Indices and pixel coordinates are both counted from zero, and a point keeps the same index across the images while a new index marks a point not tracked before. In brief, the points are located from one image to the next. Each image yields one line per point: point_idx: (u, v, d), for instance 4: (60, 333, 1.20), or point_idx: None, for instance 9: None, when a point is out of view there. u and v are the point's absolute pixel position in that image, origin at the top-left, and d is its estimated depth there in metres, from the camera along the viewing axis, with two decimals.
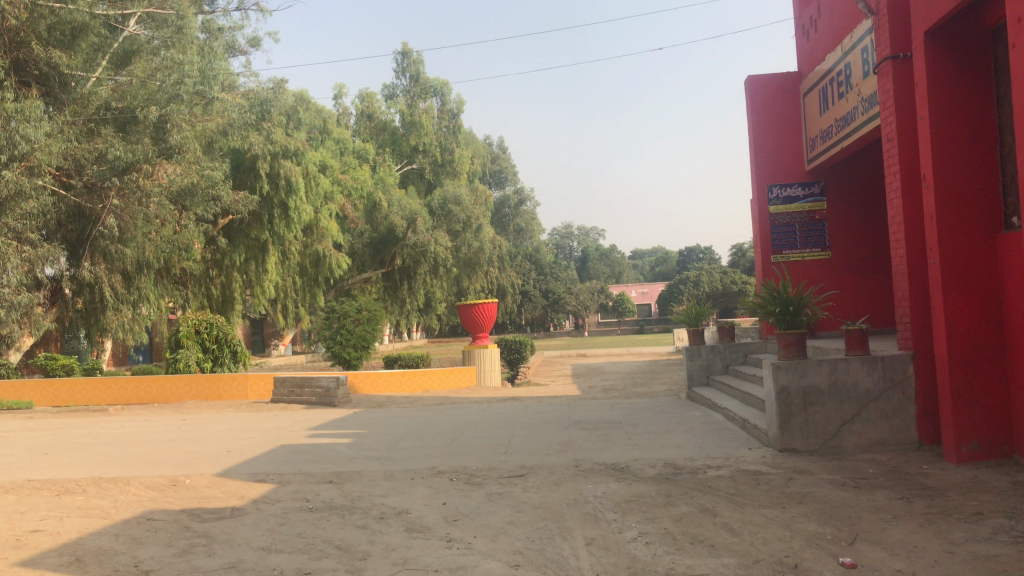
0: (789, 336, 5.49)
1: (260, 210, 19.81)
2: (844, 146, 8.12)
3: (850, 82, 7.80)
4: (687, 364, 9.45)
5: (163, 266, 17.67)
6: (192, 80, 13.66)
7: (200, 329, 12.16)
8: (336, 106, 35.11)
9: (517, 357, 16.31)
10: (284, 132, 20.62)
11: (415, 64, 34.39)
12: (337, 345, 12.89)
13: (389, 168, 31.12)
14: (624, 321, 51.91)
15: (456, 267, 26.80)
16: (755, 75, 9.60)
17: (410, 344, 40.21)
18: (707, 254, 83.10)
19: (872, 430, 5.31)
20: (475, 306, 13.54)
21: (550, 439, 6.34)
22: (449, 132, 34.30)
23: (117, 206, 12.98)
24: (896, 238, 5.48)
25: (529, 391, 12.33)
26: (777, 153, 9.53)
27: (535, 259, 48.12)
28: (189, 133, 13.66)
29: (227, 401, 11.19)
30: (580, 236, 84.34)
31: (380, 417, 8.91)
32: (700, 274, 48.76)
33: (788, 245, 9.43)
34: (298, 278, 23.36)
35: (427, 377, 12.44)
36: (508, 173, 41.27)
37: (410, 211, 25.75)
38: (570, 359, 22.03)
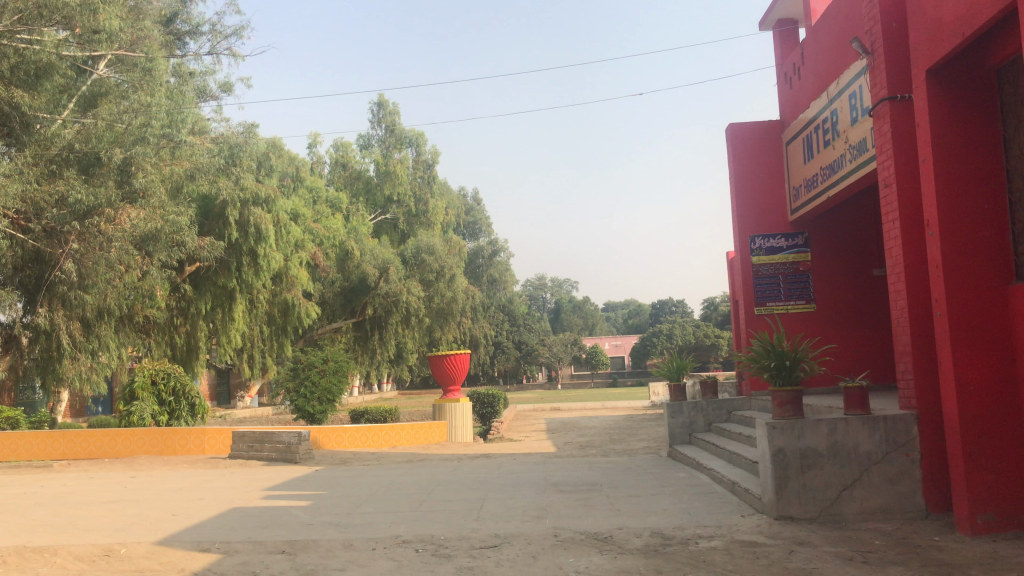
0: (785, 393, 5.08)
1: (228, 257, 19.30)
2: (831, 195, 7.87)
3: (836, 129, 7.58)
4: (668, 421, 8.97)
5: (125, 313, 17.05)
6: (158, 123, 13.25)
7: (156, 380, 11.55)
8: (310, 155, 34.88)
9: (488, 411, 15.81)
10: (255, 179, 20.25)
11: (391, 115, 34.46)
12: (302, 398, 12.32)
13: (362, 218, 30.81)
14: (597, 373, 51.54)
15: (428, 317, 26.35)
16: (737, 123, 9.40)
17: (381, 396, 39.45)
18: (680, 307, 83.31)
19: (875, 497, 4.90)
20: (447, 358, 13.06)
21: (526, 503, 5.86)
22: (424, 182, 34.15)
23: (78, 251, 12.39)
24: (896, 289, 5.17)
25: (502, 447, 11.82)
26: (759, 201, 9.27)
27: (508, 310, 47.77)
28: (155, 177, 13.27)
29: (183, 456, 10.58)
30: (553, 288, 84.33)
31: (344, 476, 8.38)
32: (673, 328, 48.62)
33: (772, 297, 9.10)
34: (266, 327, 22.75)
35: (395, 433, 11.90)
36: (483, 224, 41.13)
37: (383, 260, 25.36)
38: (544, 413, 21.54)
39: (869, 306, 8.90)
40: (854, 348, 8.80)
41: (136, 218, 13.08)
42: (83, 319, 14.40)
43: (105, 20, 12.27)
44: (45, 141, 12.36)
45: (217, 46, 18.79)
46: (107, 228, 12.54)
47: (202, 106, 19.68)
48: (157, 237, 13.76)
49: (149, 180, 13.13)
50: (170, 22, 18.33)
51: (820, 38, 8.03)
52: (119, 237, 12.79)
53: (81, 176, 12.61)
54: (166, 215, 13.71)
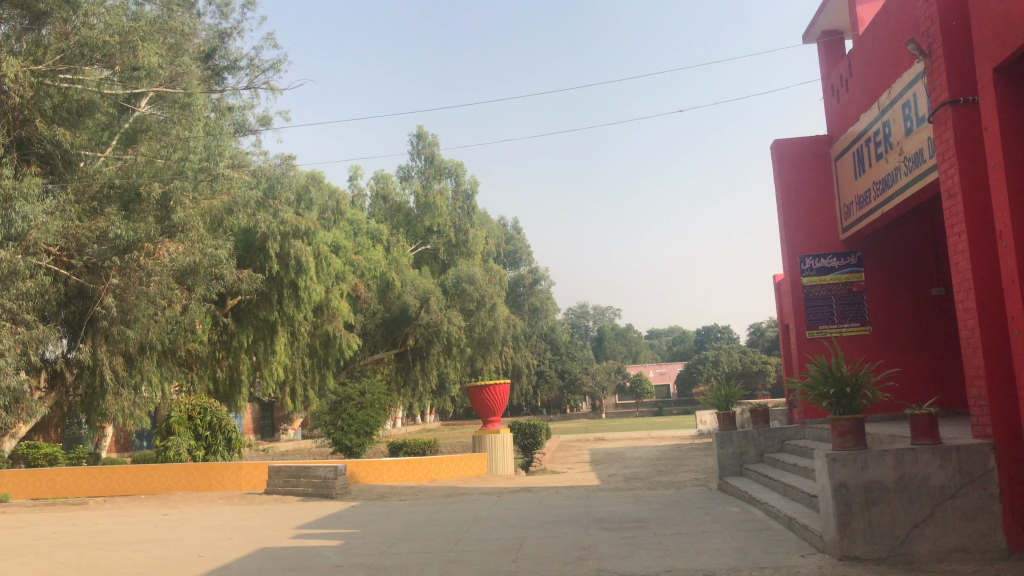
0: (845, 423, 4.67)
1: (268, 289, 19.26)
2: (885, 211, 7.46)
3: (889, 141, 7.18)
4: (718, 452, 8.56)
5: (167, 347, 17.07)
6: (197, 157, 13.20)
7: (193, 415, 11.42)
8: (351, 188, 35.08)
9: (531, 442, 15.44)
10: (295, 212, 20.28)
11: (430, 146, 34.61)
12: (339, 431, 12.10)
13: (402, 249, 30.79)
14: (642, 402, 50.73)
15: (469, 346, 26.10)
16: (782, 139, 9.04)
17: (424, 428, 39.16)
18: (726, 334, 82.10)
19: (950, 535, 4.45)
20: (486, 388, 12.74)
21: (567, 542, 5.50)
22: (464, 212, 34.10)
23: (118, 286, 12.37)
24: (962, 306, 4.77)
25: (544, 480, 11.45)
26: (807, 219, 8.87)
27: (550, 339, 47.37)
28: (193, 211, 13.13)
29: (219, 492, 10.39)
30: (596, 316, 83.72)
31: (379, 512, 8.09)
32: (719, 354, 47.76)
33: (825, 319, 8.68)
34: (307, 359, 22.65)
35: (434, 466, 11.60)
36: (523, 253, 40.93)
37: (423, 290, 25.24)
38: (588, 443, 21.05)
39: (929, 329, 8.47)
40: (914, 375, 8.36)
41: (174, 251, 12.78)
42: (125, 354, 14.37)
43: (145, 57, 12.34)
44: (86, 177, 12.29)
45: (255, 81, 18.96)
46: (146, 262, 12.51)
47: (241, 141, 19.83)
48: (196, 270, 13.74)
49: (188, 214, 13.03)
50: (209, 57, 18.54)
51: (868, 47, 7.69)
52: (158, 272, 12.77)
53: (122, 211, 12.59)
54: (205, 249, 13.48)
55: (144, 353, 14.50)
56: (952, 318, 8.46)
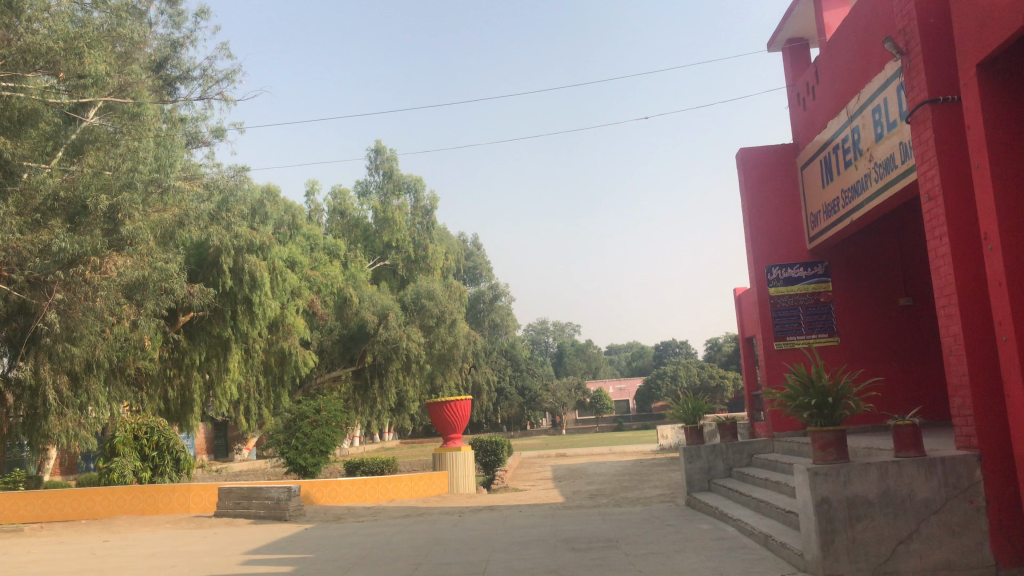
0: (827, 435, 4.46)
1: (221, 305, 18.69)
2: (854, 219, 7.32)
3: (859, 148, 7.05)
4: (685, 467, 8.34)
5: (115, 365, 16.41)
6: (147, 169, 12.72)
7: (139, 435, 10.86)
8: (308, 203, 34.53)
9: (492, 459, 15.12)
10: (249, 226, 19.77)
11: (389, 161, 34.26)
12: (293, 450, 11.64)
13: (360, 265, 30.33)
14: (602, 418, 50.65)
15: (429, 363, 25.70)
16: (748, 146, 8.90)
17: (382, 446, 38.54)
18: (684, 349, 82.66)
19: (936, 551, 4.25)
20: (447, 404, 12.38)
21: (535, 565, 5.18)
22: (423, 228, 33.76)
23: (62, 301, 11.71)
24: (944, 313, 4.59)
25: (506, 498, 11.13)
26: (774, 229, 8.73)
27: (510, 355, 47.09)
28: (142, 223, 12.57)
29: (166, 516, 9.87)
30: (556, 332, 83.67)
31: (335, 535, 7.69)
32: (678, 369, 47.91)
33: (792, 330, 8.53)
34: (262, 377, 22.03)
35: (393, 485, 11.22)
36: (483, 269, 40.66)
37: (382, 306, 24.83)
38: (549, 460, 20.74)
39: (896, 340, 8.35)
40: (883, 387, 8.19)
41: (123, 265, 12.43)
42: (70, 373, 13.74)
43: (92, 65, 11.99)
44: (30, 190, 11.70)
45: (208, 91, 18.47)
46: (93, 276, 11.95)
47: (193, 152, 19.31)
48: (145, 285, 13.29)
49: (138, 227, 12.55)
50: (161, 67, 18.01)
51: (836, 52, 7.58)
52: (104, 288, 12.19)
53: (68, 225, 12.02)
54: (154, 262, 13.23)
55: (90, 371, 13.89)
56: (922, 328, 8.35)
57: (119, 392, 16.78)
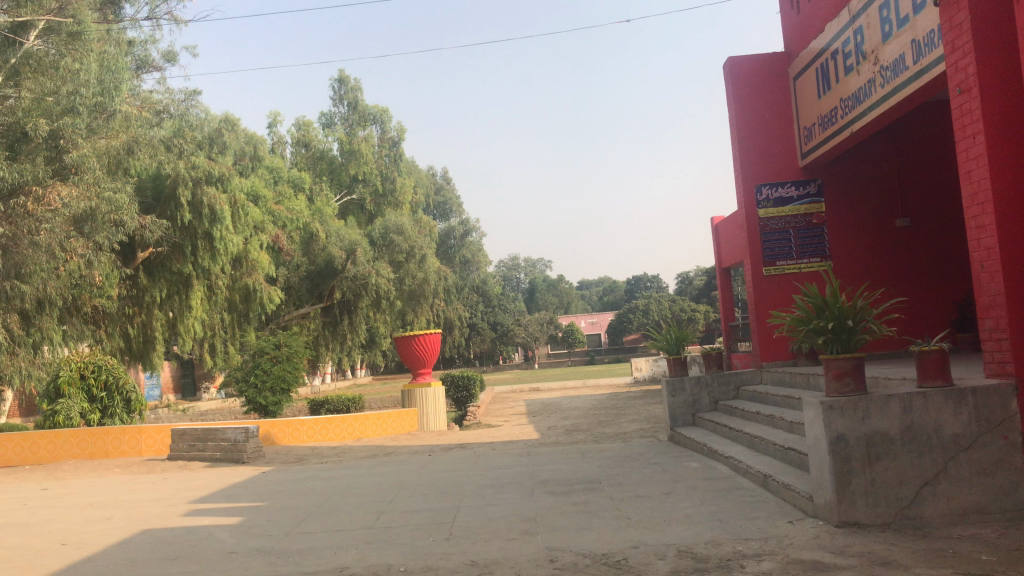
0: (843, 363, 3.93)
1: (181, 240, 17.64)
2: (854, 131, 6.71)
3: (862, 51, 6.40)
4: (668, 401, 7.85)
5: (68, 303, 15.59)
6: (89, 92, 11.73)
7: (86, 374, 10.21)
8: (271, 136, 33.28)
9: (464, 395, 14.63)
10: (206, 157, 18.72)
11: (353, 92, 33.09)
12: (252, 389, 11.02)
13: (326, 199, 29.37)
14: (574, 352, 50.56)
15: (400, 299, 25.02)
16: (736, 55, 8.22)
17: (354, 383, 38.12)
18: (655, 283, 82.80)
19: (965, 493, 3.75)
20: (415, 339, 11.76)
21: (510, 512, 4.65)
22: (390, 161, 32.76)
23: (5, 236, 10.77)
24: (973, 224, 4.03)
25: (478, 435, 10.65)
26: (763, 144, 8.12)
27: (481, 290, 46.55)
28: (89, 151, 11.58)
29: (116, 460, 9.25)
30: (527, 268, 83.20)
31: (293, 479, 7.13)
32: (650, 303, 47.76)
33: (782, 255, 8.00)
34: (226, 315, 21.28)
35: (360, 424, 10.68)
36: (453, 204, 39.74)
37: (350, 242, 24.04)
38: (522, 394, 20.37)
39: (888, 262, 7.90)
40: (907, 308, 7.75)
41: (68, 196, 11.13)
42: (21, 311, 12.92)
43: None
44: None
45: (156, 11, 17.29)
46: (35, 209, 10.87)
47: (143, 78, 18.18)
48: (92, 218, 12.11)
49: (82, 153, 11.44)
50: None
51: None
52: (51, 219, 10.98)
53: (7, 154, 11.18)
54: (102, 192, 12.00)
55: (43, 309, 13.08)
56: (931, 243, 7.87)
57: (77, 331, 16.02)
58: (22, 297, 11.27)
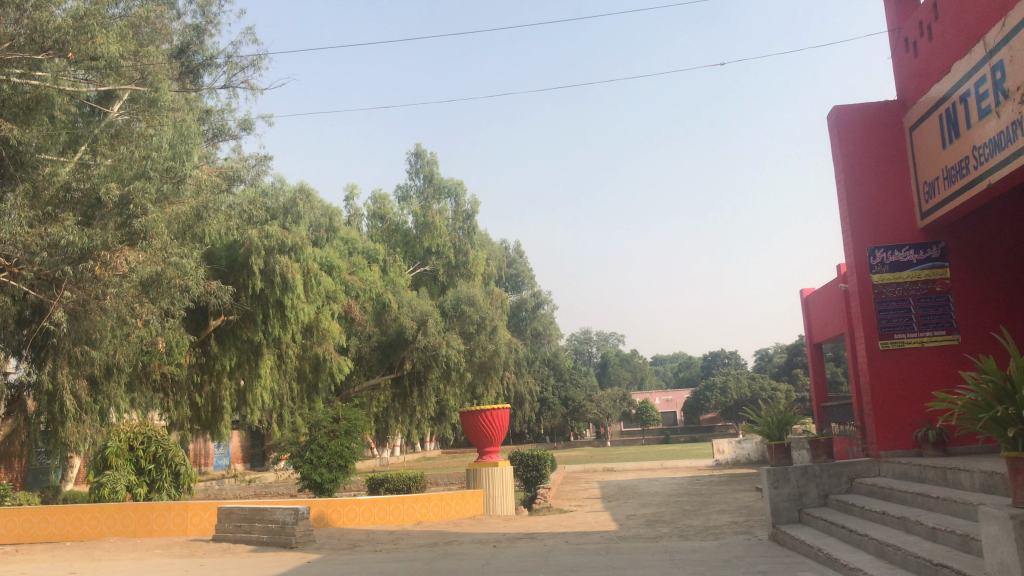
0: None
1: (252, 308, 17.32)
2: (991, 184, 5.76)
3: (1006, 89, 5.48)
4: (769, 494, 6.76)
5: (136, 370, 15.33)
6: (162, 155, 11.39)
7: (135, 445, 9.64)
8: (347, 208, 33.56)
9: (535, 475, 13.68)
10: (281, 226, 18.49)
11: (429, 165, 33.25)
12: (307, 466, 10.32)
13: (399, 270, 29.11)
14: (649, 430, 48.76)
15: (470, 372, 24.27)
16: (843, 105, 7.42)
17: (423, 457, 37.29)
18: (733, 359, 80.30)
19: None
20: (483, 414, 10.93)
21: None
22: (464, 233, 32.48)
23: (72, 300, 10.41)
24: None
25: (549, 523, 9.69)
26: (877, 202, 7.21)
27: (553, 364, 45.57)
28: (159, 217, 11.17)
29: (160, 540, 8.58)
30: (600, 342, 81.86)
31: (341, 571, 6.30)
32: (727, 381, 45.89)
33: (902, 327, 6.98)
34: (295, 385, 20.84)
35: (421, 506, 9.84)
36: (526, 276, 39.16)
37: (421, 312, 23.48)
38: (596, 475, 19.19)
39: None
40: None
41: (133, 260, 10.69)
42: (89, 377, 12.57)
43: (104, 46, 10.95)
44: (43, 182, 10.64)
45: (233, 79, 17.42)
46: (103, 273, 10.43)
47: (219, 146, 18.23)
48: (158, 281, 11.52)
49: (151, 218, 10.98)
50: (182, 53, 17.00)
51: None
52: (116, 284, 10.58)
53: (79, 219, 10.83)
54: (170, 257, 11.55)
55: (110, 376, 12.73)
56: None
57: (144, 399, 15.73)
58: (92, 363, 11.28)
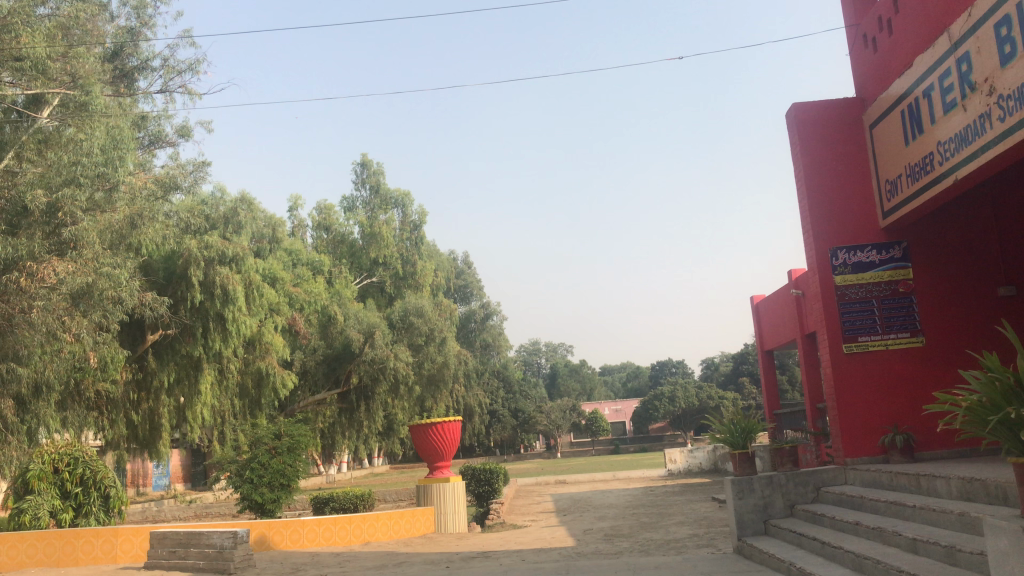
0: None
1: (192, 322, 16.59)
2: (957, 181, 5.58)
3: (974, 81, 5.29)
4: (734, 505, 6.50)
5: (68, 388, 14.56)
6: (93, 160, 10.73)
7: (60, 467, 8.99)
8: (292, 219, 32.87)
9: (487, 490, 13.28)
10: (222, 236, 17.79)
11: (375, 175, 32.73)
12: (247, 486, 9.77)
13: (346, 282, 28.48)
14: (598, 440, 48.64)
15: (418, 385, 23.77)
16: (801, 103, 7.24)
17: (371, 472, 36.58)
18: (680, 368, 80.85)
19: None
20: (433, 428, 10.50)
21: None
22: (412, 244, 31.96)
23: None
24: None
25: (504, 540, 9.31)
26: (838, 201, 7.03)
27: (502, 376, 45.21)
28: (90, 226, 10.57)
29: (86, 569, 7.97)
30: (548, 353, 81.75)
31: None
32: (675, 390, 45.98)
33: (866, 330, 6.79)
34: (237, 401, 20.10)
35: (368, 525, 9.39)
36: (474, 287, 38.79)
37: (368, 324, 22.91)
38: (548, 488, 18.86)
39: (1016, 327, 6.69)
40: None
41: (63, 271, 10.02)
42: (16, 396, 11.81)
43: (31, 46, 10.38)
44: None
45: (169, 84, 16.76)
46: (29, 285, 9.79)
47: (156, 153, 17.50)
48: (88, 293, 10.77)
49: (82, 226, 10.48)
50: (115, 56, 16.24)
51: None
52: (44, 297, 9.90)
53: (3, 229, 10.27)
54: (102, 267, 10.86)
55: (40, 395, 11.95)
56: None
57: (77, 418, 14.93)
58: (18, 381, 10.34)
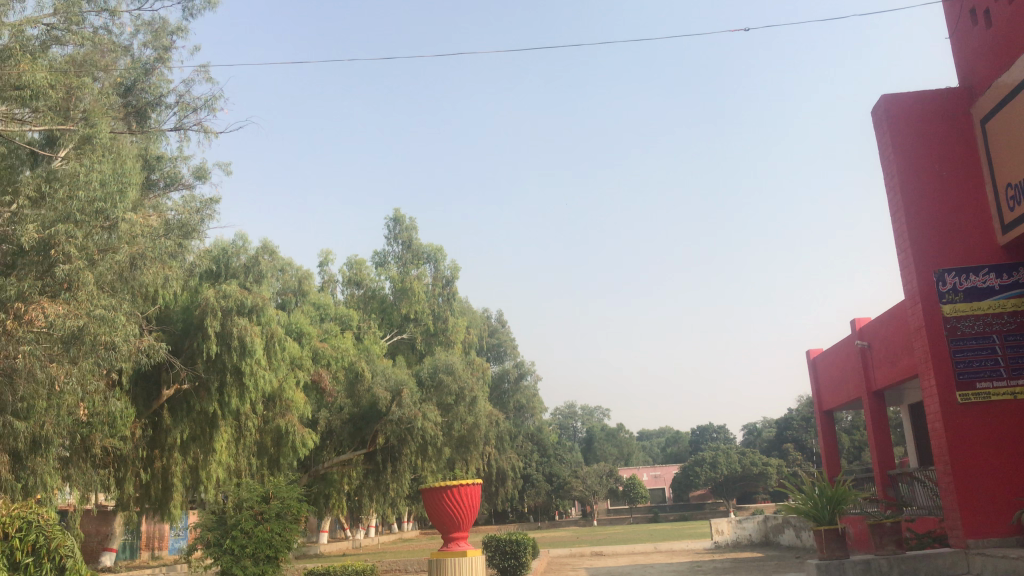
0: None
1: (207, 376, 15.19)
2: None
3: None
4: None
5: (73, 446, 13.29)
6: (90, 194, 9.29)
7: None
8: (321, 274, 32.00)
9: (515, 564, 11.73)
10: (242, 285, 16.56)
11: (407, 230, 31.79)
12: (228, 557, 8.39)
13: (374, 337, 27.26)
14: (636, 508, 46.27)
15: (448, 446, 22.27)
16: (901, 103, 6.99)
17: (401, 538, 34.87)
18: (721, 432, 78.03)
19: None
20: (448, 490, 9.09)
21: None
22: (444, 300, 30.68)
23: None
24: None
25: None
26: (945, 212, 6.78)
27: (536, 438, 43.44)
28: (85, 267, 9.09)
29: None
30: (584, 416, 79.41)
31: None
32: (717, 456, 43.64)
33: (986, 373, 6.41)
34: (255, 460, 18.73)
35: None
36: (508, 346, 37.32)
37: (396, 381, 21.40)
38: (584, 561, 17.22)
39: None
40: None
41: (54, 313, 8.80)
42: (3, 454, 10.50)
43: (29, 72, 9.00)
44: None
45: (185, 121, 15.88)
46: (14, 328, 8.71)
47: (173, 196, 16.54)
48: (80, 339, 9.06)
49: (76, 266, 8.96)
50: (129, 93, 15.33)
51: None
52: (32, 343, 8.74)
53: None
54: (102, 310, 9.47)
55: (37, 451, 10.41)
56: None
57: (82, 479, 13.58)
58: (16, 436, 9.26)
